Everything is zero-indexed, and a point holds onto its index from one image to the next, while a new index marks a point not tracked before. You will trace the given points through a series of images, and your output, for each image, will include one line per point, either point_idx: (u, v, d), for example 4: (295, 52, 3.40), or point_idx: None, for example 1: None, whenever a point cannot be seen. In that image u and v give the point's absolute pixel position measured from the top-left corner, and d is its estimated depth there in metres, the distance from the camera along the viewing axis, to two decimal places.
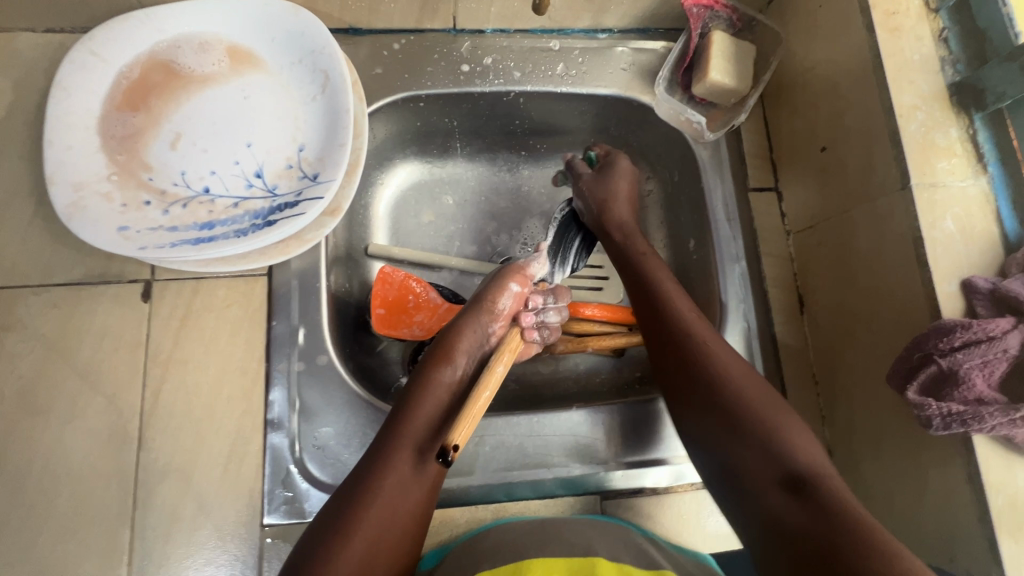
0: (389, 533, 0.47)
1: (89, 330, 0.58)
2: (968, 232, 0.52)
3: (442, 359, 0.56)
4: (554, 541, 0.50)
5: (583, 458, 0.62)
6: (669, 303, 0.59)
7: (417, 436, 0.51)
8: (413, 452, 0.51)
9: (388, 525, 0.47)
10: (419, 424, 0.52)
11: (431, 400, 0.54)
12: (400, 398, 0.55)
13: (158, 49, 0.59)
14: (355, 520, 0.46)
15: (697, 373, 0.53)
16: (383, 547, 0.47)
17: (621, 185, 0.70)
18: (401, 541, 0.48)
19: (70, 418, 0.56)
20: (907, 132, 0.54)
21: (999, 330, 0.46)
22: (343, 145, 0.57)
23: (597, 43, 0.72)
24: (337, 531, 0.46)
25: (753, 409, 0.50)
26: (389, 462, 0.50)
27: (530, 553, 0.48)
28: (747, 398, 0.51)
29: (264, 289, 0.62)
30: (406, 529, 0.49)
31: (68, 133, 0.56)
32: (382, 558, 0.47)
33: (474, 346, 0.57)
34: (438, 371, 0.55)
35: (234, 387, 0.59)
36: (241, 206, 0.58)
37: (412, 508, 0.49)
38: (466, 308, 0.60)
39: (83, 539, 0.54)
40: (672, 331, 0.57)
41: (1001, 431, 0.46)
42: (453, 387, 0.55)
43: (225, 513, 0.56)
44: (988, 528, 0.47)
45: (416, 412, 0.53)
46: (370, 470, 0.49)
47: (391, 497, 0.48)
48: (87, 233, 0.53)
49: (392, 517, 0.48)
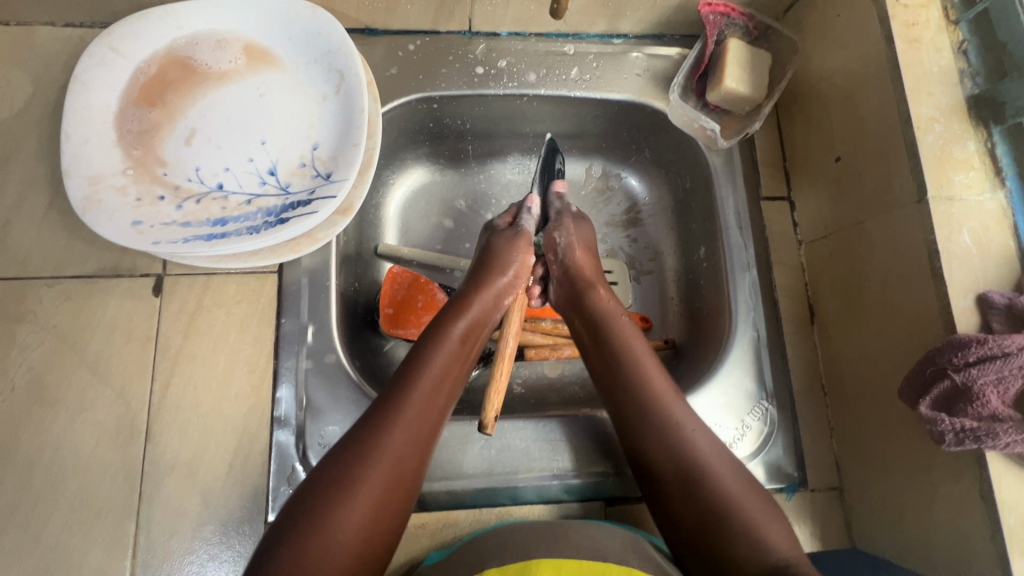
0: (405, 469, 0.48)
1: (100, 323, 0.58)
2: (984, 245, 0.51)
3: (451, 319, 0.59)
4: (563, 544, 0.49)
5: (588, 464, 0.62)
6: (638, 370, 0.58)
7: (427, 391, 0.52)
8: (423, 405, 0.52)
9: (394, 480, 0.48)
10: (428, 375, 0.53)
11: (439, 357, 0.55)
12: (414, 347, 0.56)
13: (176, 46, 0.60)
14: (363, 465, 0.47)
15: (663, 450, 0.54)
16: (396, 487, 0.48)
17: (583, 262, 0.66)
18: (404, 493, 0.48)
19: (79, 411, 0.56)
20: (924, 143, 0.53)
21: (1016, 346, 0.46)
22: (357, 144, 0.57)
23: (612, 48, 0.73)
24: (340, 484, 0.45)
25: (714, 495, 0.50)
26: (397, 413, 0.50)
27: (537, 551, 0.48)
28: (711, 459, 0.53)
29: (274, 287, 0.62)
30: (409, 479, 0.49)
31: (85, 127, 0.56)
32: (386, 512, 0.47)
33: (484, 315, 0.61)
34: (445, 332, 0.57)
35: (243, 382, 0.59)
36: (253, 203, 0.58)
37: (416, 459, 0.50)
38: (480, 264, 0.64)
39: (88, 531, 0.54)
40: (641, 398, 0.56)
41: (1015, 449, 0.45)
42: (458, 347, 0.57)
43: (230, 509, 0.56)
44: (1000, 547, 0.46)
45: (423, 367, 0.54)
46: (375, 421, 0.49)
47: (398, 450, 0.48)
48: (102, 226, 0.53)
49: (398, 468, 0.48)
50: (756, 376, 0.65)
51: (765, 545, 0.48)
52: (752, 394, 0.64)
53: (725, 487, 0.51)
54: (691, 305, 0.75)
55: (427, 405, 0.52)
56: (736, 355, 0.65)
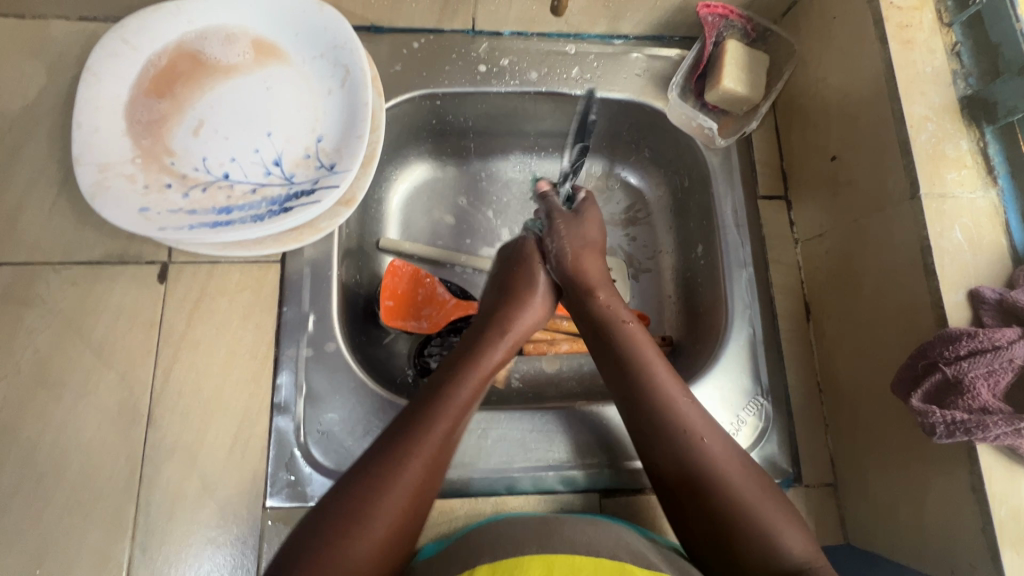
0: (414, 505, 0.48)
1: (105, 308, 0.59)
2: (976, 242, 0.52)
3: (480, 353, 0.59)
4: (555, 539, 0.49)
5: (584, 455, 0.62)
6: (640, 358, 0.58)
7: (449, 428, 0.53)
8: (444, 442, 0.52)
9: (404, 516, 0.47)
10: (453, 411, 0.53)
11: (465, 393, 0.55)
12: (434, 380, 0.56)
13: (186, 40, 0.62)
14: (377, 499, 0.47)
15: (668, 441, 0.53)
16: (405, 523, 0.48)
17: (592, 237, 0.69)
18: (409, 530, 0.48)
19: (82, 394, 0.57)
20: (917, 141, 0.54)
21: (1005, 340, 0.46)
22: (360, 137, 0.59)
23: (613, 49, 0.74)
24: (351, 519, 0.45)
25: (713, 464, 0.52)
26: (418, 448, 0.50)
27: (527, 549, 0.47)
28: (722, 457, 0.53)
29: (276, 277, 0.63)
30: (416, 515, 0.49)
31: (97, 116, 0.58)
32: (390, 548, 0.46)
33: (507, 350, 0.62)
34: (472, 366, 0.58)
35: (244, 369, 0.60)
36: (258, 192, 0.59)
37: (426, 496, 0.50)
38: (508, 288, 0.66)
39: (88, 512, 0.54)
40: (648, 389, 0.56)
41: (1005, 441, 0.46)
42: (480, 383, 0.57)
43: (229, 493, 0.56)
44: (990, 539, 0.46)
45: (449, 402, 0.54)
46: (396, 454, 0.49)
47: (412, 485, 0.48)
48: (110, 212, 0.54)
49: (410, 504, 0.48)
50: (752, 372, 0.65)
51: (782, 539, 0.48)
52: (747, 390, 0.65)
53: (734, 477, 0.51)
54: (688, 302, 0.76)
55: (448, 438, 0.52)
56: (731, 350, 0.66)
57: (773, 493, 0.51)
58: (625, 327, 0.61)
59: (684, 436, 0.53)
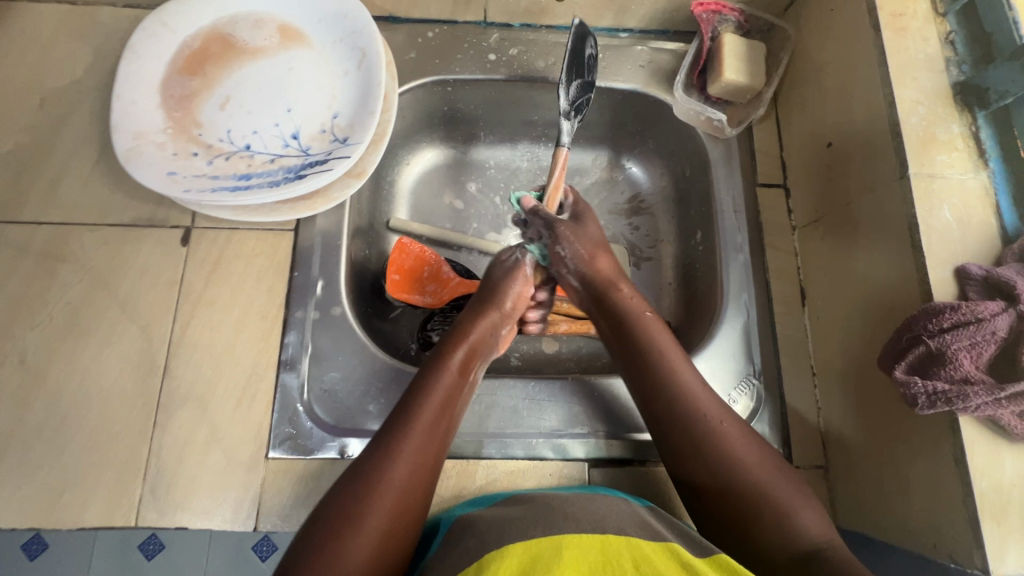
0: (409, 499, 0.49)
1: (132, 267, 0.64)
2: (964, 222, 0.53)
3: (448, 350, 0.60)
4: (557, 515, 0.49)
5: (574, 425, 0.64)
6: (660, 350, 0.60)
7: (430, 423, 0.53)
8: (428, 437, 0.53)
9: (401, 513, 0.48)
10: (431, 407, 0.54)
11: (443, 388, 0.56)
12: (412, 383, 0.57)
13: (218, 24, 0.67)
14: (369, 503, 0.47)
15: (705, 436, 0.54)
16: (404, 519, 0.48)
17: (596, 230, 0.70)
18: (410, 526, 0.49)
19: (107, 343, 0.61)
20: (908, 124, 0.56)
21: (989, 312, 0.47)
22: (372, 112, 0.63)
23: (618, 41, 0.77)
24: (349, 521, 0.46)
25: (725, 464, 0.53)
26: (400, 450, 0.51)
27: (535, 530, 0.47)
28: (740, 450, 0.54)
29: (289, 243, 0.66)
30: (416, 511, 0.50)
31: (135, 90, 0.63)
32: (394, 547, 0.47)
33: (485, 342, 0.63)
34: (446, 363, 0.59)
35: (255, 327, 0.63)
36: (276, 162, 0.63)
37: (420, 490, 0.50)
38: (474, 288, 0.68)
39: (106, 452, 0.58)
40: (674, 386, 0.57)
41: (986, 412, 0.46)
42: (459, 379, 0.58)
43: (235, 442, 0.60)
44: (971, 511, 0.46)
45: (428, 399, 0.55)
46: (381, 458, 0.50)
47: (403, 484, 0.49)
48: (142, 174, 0.59)
49: (402, 501, 0.49)
50: (744, 353, 0.67)
51: (801, 531, 0.49)
52: (739, 371, 0.66)
53: (752, 469, 0.52)
54: (686, 288, 0.77)
55: (432, 432, 0.53)
56: (724, 331, 0.67)
57: (781, 477, 0.53)
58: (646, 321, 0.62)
59: (713, 426, 0.55)
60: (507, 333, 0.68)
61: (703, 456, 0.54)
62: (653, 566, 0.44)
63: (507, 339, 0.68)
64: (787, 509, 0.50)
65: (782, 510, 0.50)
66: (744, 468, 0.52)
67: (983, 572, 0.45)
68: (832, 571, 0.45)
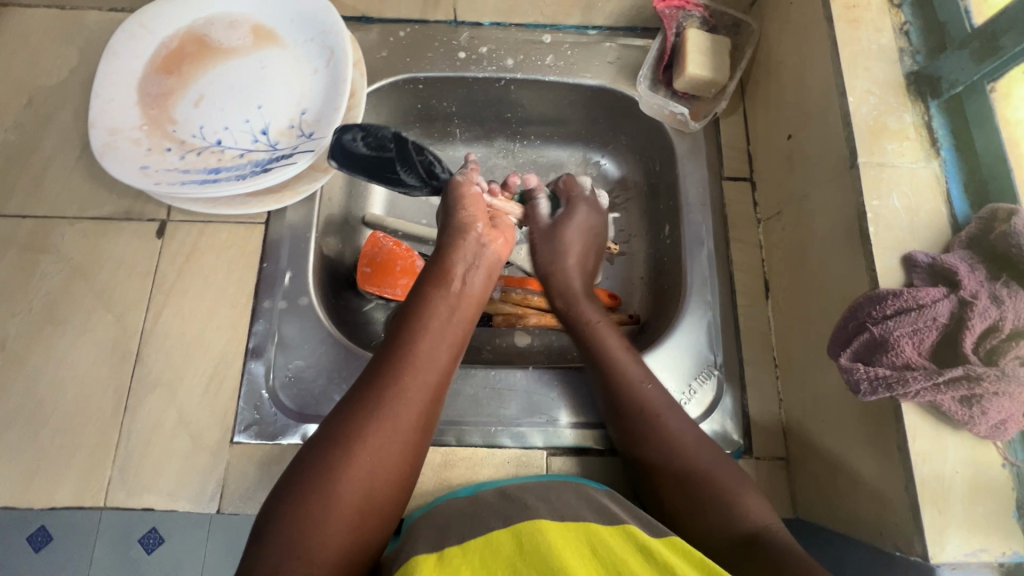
0: (400, 424, 0.49)
1: (109, 258, 0.67)
2: (913, 209, 0.53)
3: (437, 279, 0.59)
4: (518, 509, 0.49)
5: (534, 413, 0.65)
6: (615, 359, 0.61)
7: (421, 354, 0.53)
8: (420, 366, 0.52)
9: (389, 441, 0.48)
10: (421, 337, 0.54)
11: (433, 316, 0.56)
12: (401, 315, 0.57)
13: (194, 25, 0.70)
14: (357, 430, 0.48)
15: (654, 435, 0.56)
16: (395, 446, 0.48)
17: (570, 246, 0.70)
18: (403, 457, 0.49)
19: (82, 331, 0.64)
20: (859, 113, 0.56)
21: (930, 298, 0.47)
22: (337, 108, 0.65)
23: (587, 38, 0.79)
24: (339, 449, 0.47)
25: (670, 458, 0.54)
26: (390, 381, 0.51)
27: (495, 524, 0.47)
28: (687, 442, 0.55)
29: (260, 236, 0.68)
30: (408, 440, 0.49)
31: (113, 88, 0.66)
32: (384, 476, 0.47)
33: (469, 258, 0.62)
34: (432, 291, 0.58)
35: (225, 316, 0.65)
36: (246, 157, 0.66)
37: (412, 420, 0.50)
38: (448, 217, 0.65)
39: (79, 435, 0.60)
40: (626, 393, 0.58)
41: (927, 398, 0.46)
42: (450, 301, 0.58)
43: (202, 426, 0.62)
44: (912, 497, 0.46)
45: (417, 328, 0.55)
46: (370, 389, 0.50)
47: (393, 413, 0.49)
48: (116, 168, 0.62)
49: (392, 427, 0.49)
50: (707, 344, 0.67)
51: (742, 513, 0.50)
52: (701, 362, 0.66)
53: (699, 459, 0.54)
54: (655, 281, 0.78)
55: (423, 363, 0.53)
56: (686, 322, 0.68)
57: (728, 467, 0.54)
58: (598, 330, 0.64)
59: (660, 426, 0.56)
60: (487, 231, 0.65)
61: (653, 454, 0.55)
62: (610, 553, 0.42)
63: (499, 235, 0.66)
64: (733, 496, 0.51)
65: (727, 497, 0.51)
66: (692, 456, 0.54)
67: (922, 558, 0.45)
68: (767, 553, 0.45)
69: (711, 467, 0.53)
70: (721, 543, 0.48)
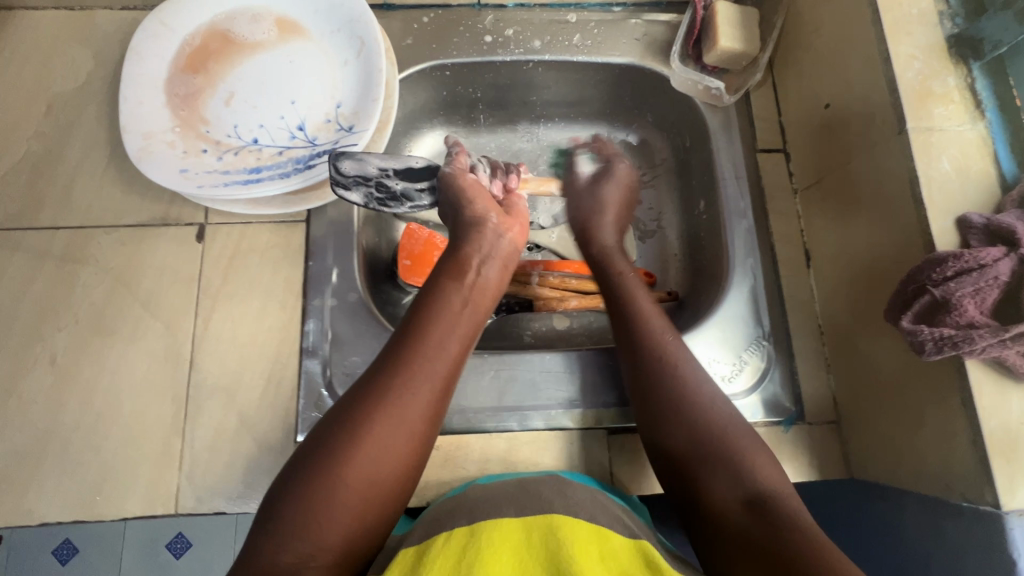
0: (410, 413, 0.49)
1: (150, 266, 0.65)
2: (963, 171, 0.54)
3: (453, 269, 0.59)
4: (536, 500, 0.48)
5: (591, 394, 0.66)
6: (642, 314, 0.61)
7: (431, 342, 0.52)
8: (431, 354, 0.52)
9: (399, 429, 0.48)
10: (434, 325, 0.54)
11: (445, 304, 0.55)
12: (415, 303, 0.56)
13: (217, 20, 0.67)
14: (365, 416, 0.48)
15: (665, 406, 0.55)
16: (403, 435, 0.48)
17: (613, 202, 0.72)
18: (409, 446, 0.48)
19: (131, 340, 0.63)
20: (905, 79, 0.56)
21: (991, 258, 0.48)
22: (375, 99, 0.64)
23: (612, 15, 0.78)
24: (346, 434, 0.47)
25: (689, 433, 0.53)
26: (400, 367, 0.50)
27: (508, 510, 0.46)
28: (705, 411, 0.54)
29: (302, 234, 0.68)
30: (417, 429, 0.49)
31: (140, 90, 0.64)
32: (389, 463, 0.47)
33: (485, 247, 0.61)
34: (449, 280, 0.58)
35: (275, 317, 0.65)
36: (284, 154, 0.65)
37: (422, 410, 0.50)
38: (462, 204, 0.64)
39: (141, 445, 0.60)
40: (644, 353, 0.58)
41: (992, 354, 0.47)
42: (466, 291, 0.58)
43: (264, 428, 0.61)
44: (980, 450, 0.48)
45: (430, 316, 0.54)
46: (380, 375, 0.50)
47: (401, 402, 0.49)
48: (155, 173, 0.60)
49: (400, 415, 0.48)
50: (754, 315, 0.68)
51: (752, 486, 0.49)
52: (750, 334, 0.67)
53: (715, 430, 0.52)
54: (692, 257, 0.79)
55: (435, 353, 0.52)
56: (732, 296, 0.69)
57: (745, 436, 0.52)
58: (628, 284, 0.65)
59: (674, 395, 0.55)
60: (501, 219, 0.64)
61: (666, 424, 0.54)
62: (618, 564, 0.43)
63: (517, 227, 0.66)
64: (748, 468, 0.50)
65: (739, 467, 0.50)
66: (710, 427, 0.53)
67: (994, 506, 0.47)
68: (777, 527, 0.45)
69: (727, 439, 0.52)
70: (732, 513, 0.48)
